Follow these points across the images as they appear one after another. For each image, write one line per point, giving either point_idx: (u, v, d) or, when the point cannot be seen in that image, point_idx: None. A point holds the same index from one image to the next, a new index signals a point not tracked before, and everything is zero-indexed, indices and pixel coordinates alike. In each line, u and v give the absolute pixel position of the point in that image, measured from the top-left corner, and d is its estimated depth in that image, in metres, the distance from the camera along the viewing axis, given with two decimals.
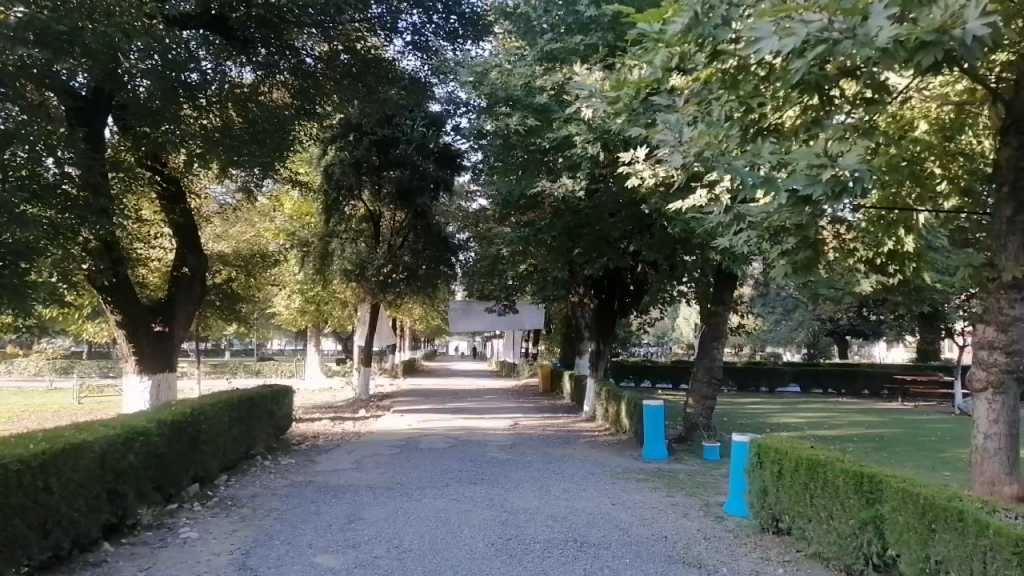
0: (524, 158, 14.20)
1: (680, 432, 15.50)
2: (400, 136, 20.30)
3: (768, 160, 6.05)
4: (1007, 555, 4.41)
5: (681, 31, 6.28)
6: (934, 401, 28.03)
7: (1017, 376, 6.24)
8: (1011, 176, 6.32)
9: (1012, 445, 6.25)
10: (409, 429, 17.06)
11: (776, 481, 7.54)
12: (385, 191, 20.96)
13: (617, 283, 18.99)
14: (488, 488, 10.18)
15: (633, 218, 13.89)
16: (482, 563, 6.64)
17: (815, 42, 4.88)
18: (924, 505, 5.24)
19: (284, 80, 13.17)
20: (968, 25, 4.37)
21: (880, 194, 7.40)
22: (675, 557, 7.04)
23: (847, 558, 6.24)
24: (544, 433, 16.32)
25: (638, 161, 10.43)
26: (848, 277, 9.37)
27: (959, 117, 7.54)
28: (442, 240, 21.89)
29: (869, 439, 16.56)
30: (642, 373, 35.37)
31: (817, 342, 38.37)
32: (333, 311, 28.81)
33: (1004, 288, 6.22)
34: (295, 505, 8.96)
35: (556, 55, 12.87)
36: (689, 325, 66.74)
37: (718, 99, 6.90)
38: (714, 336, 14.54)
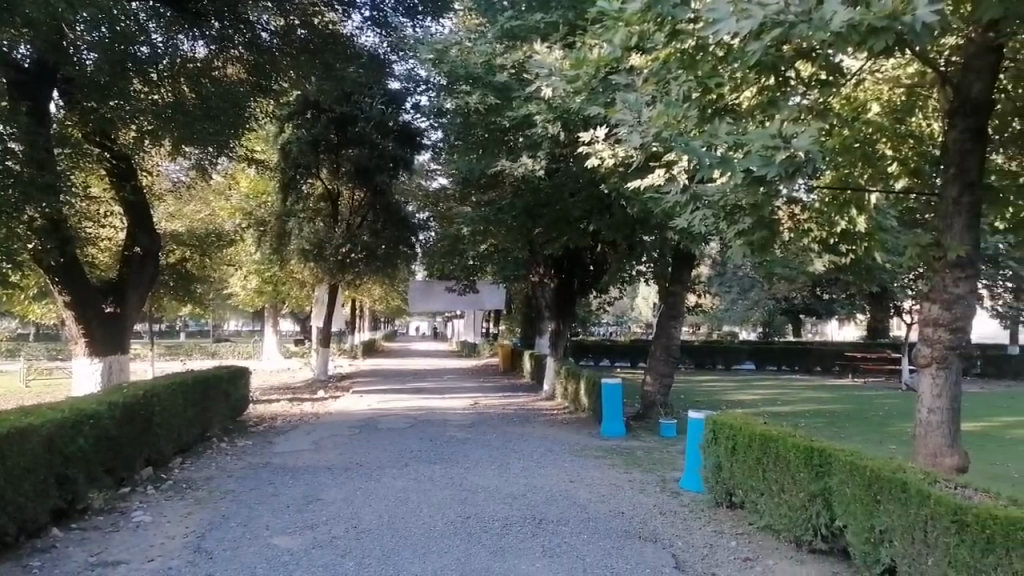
0: (485, 137, 14.16)
1: (638, 410, 15.75)
2: (359, 113, 20.05)
3: (724, 140, 6.07)
4: (946, 523, 4.52)
5: (640, 11, 6.06)
6: (882, 377, 28.88)
7: (960, 352, 6.45)
8: (957, 158, 6.44)
9: (952, 419, 6.47)
10: (368, 409, 17.03)
11: (730, 456, 7.72)
12: (343, 169, 20.53)
13: (576, 262, 19.21)
14: (448, 467, 10.21)
15: (593, 197, 13.85)
16: (439, 542, 6.67)
17: (771, 25, 4.92)
18: (871, 477, 5.40)
19: (239, 55, 12.67)
20: (918, 12, 4.43)
21: (834, 174, 7.57)
22: (631, 532, 7.17)
23: (796, 530, 6.44)
24: (504, 412, 16.44)
25: (598, 142, 10.46)
26: (802, 256, 9.57)
27: (910, 99, 7.71)
28: (402, 219, 21.77)
29: (822, 415, 16.98)
30: (601, 352, 35.86)
31: (773, 322, 39.13)
32: (291, 291, 28.51)
33: (949, 267, 6.38)
34: (251, 487, 8.86)
35: (517, 33, 12.76)
36: (648, 303, 67.62)
37: (676, 78, 6.83)
38: (672, 314, 14.74)
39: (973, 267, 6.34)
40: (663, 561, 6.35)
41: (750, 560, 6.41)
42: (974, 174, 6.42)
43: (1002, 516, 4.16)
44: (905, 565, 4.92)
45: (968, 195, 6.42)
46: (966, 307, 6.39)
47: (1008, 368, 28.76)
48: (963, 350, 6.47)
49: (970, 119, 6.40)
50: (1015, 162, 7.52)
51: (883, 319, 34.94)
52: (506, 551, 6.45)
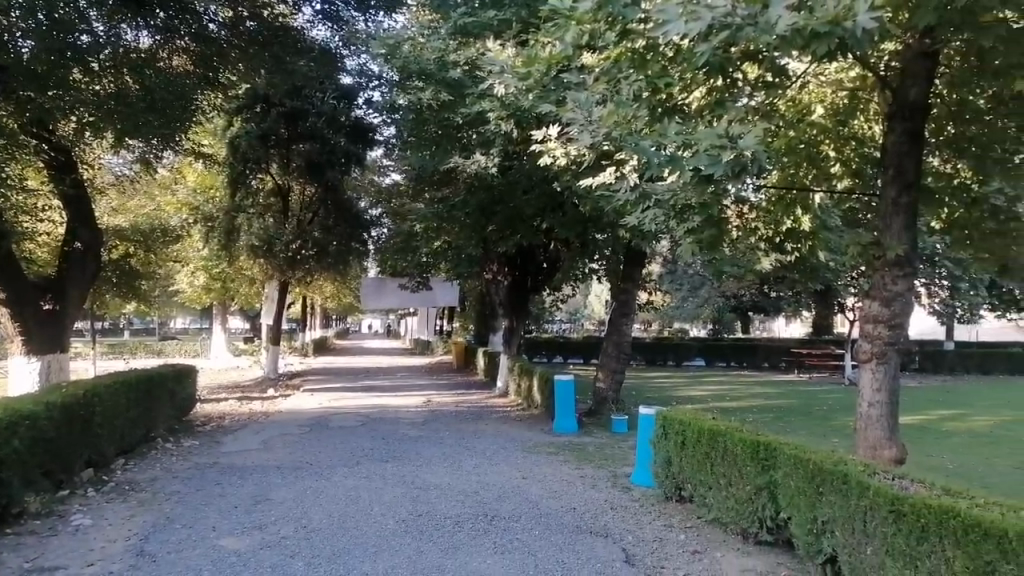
0: (438, 133, 14.07)
1: (590, 406, 15.88)
2: (309, 107, 19.64)
3: (673, 139, 6.16)
4: (884, 513, 4.67)
5: (592, 10, 6.11)
6: (826, 373, 29.66)
7: (898, 347, 6.66)
8: (895, 160, 6.67)
9: (891, 413, 6.68)
10: (319, 407, 16.81)
11: (679, 451, 7.85)
12: (294, 164, 20.37)
13: (530, 260, 19.25)
14: (399, 465, 10.16)
15: (546, 195, 13.93)
16: (391, 540, 6.63)
17: (719, 27, 5.00)
18: (813, 470, 5.55)
19: (184, 47, 12.18)
20: (858, 18, 4.53)
21: (781, 174, 7.88)
22: (583, 527, 7.23)
23: (743, 522, 6.59)
24: (457, 410, 16.42)
25: (551, 140, 10.48)
26: (749, 254, 9.76)
27: (853, 102, 7.82)
28: (354, 215, 21.58)
29: (769, 410, 17.36)
30: (554, 349, 36.07)
31: (722, 319, 39.80)
32: (240, 287, 27.97)
33: (888, 265, 6.58)
34: (197, 488, 8.67)
35: (471, 30, 12.94)
36: (601, 300, 68.27)
37: (626, 78, 6.80)
38: (623, 312, 14.89)
39: (911, 265, 6.55)
40: (614, 555, 6.42)
41: (698, 552, 6.53)
42: (912, 175, 6.65)
43: (936, 505, 4.31)
44: (845, 555, 5.07)
45: (906, 196, 6.64)
46: (904, 304, 6.60)
47: (944, 363, 29.82)
48: (901, 346, 6.69)
49: (907, 122, 6.62)
50: (950, 164, 7.81)
51: (827, 316, 35.85)
52: (457, 548, 6.44)
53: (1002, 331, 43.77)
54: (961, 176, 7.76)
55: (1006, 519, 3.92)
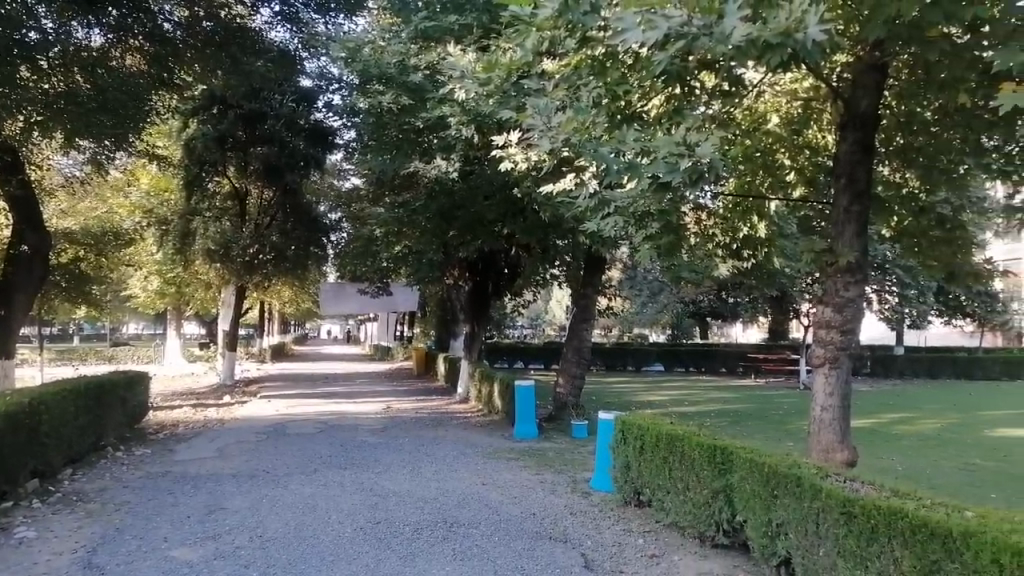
0: (398, 137, 14.01)
1: (550, 411, 15.94)
2: (268, 110, 19.38)
3: (632, 146, 6.22)
4: (836, 515, 4.75)
5: (551, 17, 6.14)
6: (781, 377, 30.20)
7: (850, 352, 6.82)
8: (848, 169, 6.82)
9: (843, 416, 6.81)
10: (276, 414, 16.56)
11: (638, 456, 7.91)
12: (252, 167, 20.00)
13: (491, 266, 19.22)
14: (357, 472, 10.03)
15: (507, 200, 13.94)
16: (348, 549, 6.54)
17: (675, 37, 5.07)
18: (768, 473, 5.63)
19: (137, 45, 11.90)
20: (808, 30, 4.64)
21: (737, 181, 8.04)
22: (543, 533, 7.23)
23: (700, 526, 6.65)
24: (417, 416, 16.33)
25: (511, 145, 10.49)
26: (707, 260, 9.90)
27: (806, 112, 8.02)
28: (312, 219, 21.31)
29: (726, 413, 17.61)
30: (515, 354, 36.08)
31: (680, 325, 40.23)
32: (195, 293, 27.43)
33: (839, 272, 6.73)
34: (149, 498, 8.45)
35: (431, 34, 13.10)
36: (561, 305, 68.66)
37: (586, 85, 6.89)
38: (583, 317, 14.97)
39: (861, 272, 6.72)
40: (572, 560, 6.43)
41: (656, 557, 6.58)
42: (863, 184, 6.81)
43: (885, 507, 4.40)
44: (798, 557, 5.16)
45: (858, 204, 6.80)
46: (856, 309, 6.76)
47: (894, 368, 30.61)
48: (852, 351, 6.84)
49: (859, 132, 6.77)
50: (899, 173, 8.03)
51: (782, 322, 36.53)
52: (416, 556, 6.38)
53: (948, 336, 45.09)
54: (909, 185, 8.00)
55: (951, 519, 4.02)
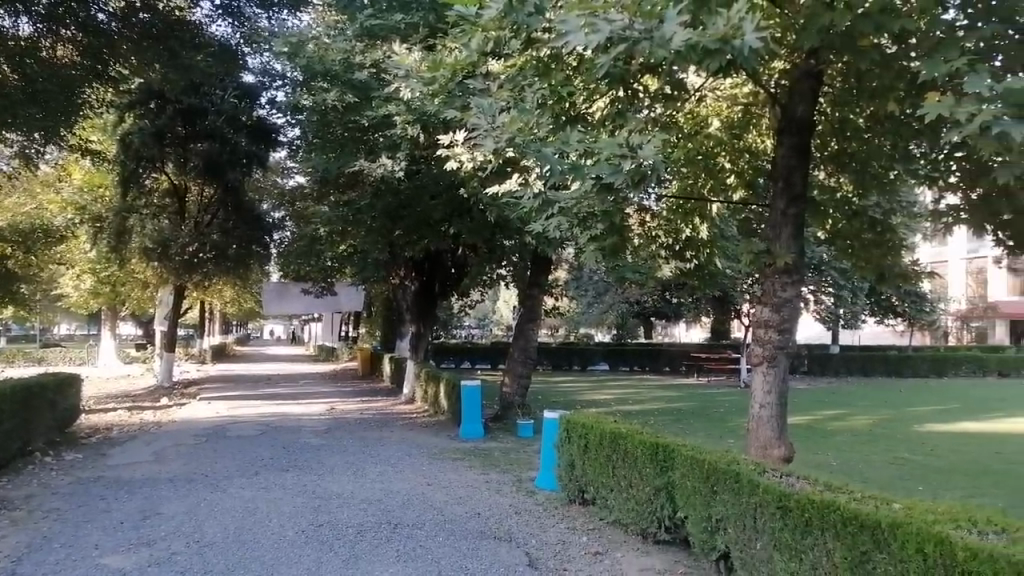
0: (342, 135, 13.92)
1: (496, 411, 15.97)
2: (208, 106, 18.92)
3: (575, 147, 6.27)
4: (772, 509, 4.87)
5: (495, 18, 6.18)
6: (722, 376, 30.88)
7: (787, 351, 7.00)
8: (784, 173, 7.01)
9: (779, 413, 6.99)
10: (216, 416, 16.17)
11: (582, 455, 7.98)
12: (191, 164, 19.21)
13: (437, 266, 19.14)
14: (300, 474, 9.87)
15: (454, 199, 13.91)
16: (289, 552, 6.43)
17: (617, 40, 5.14)
18: (708, 470, 5.75)
19: (71, 36, 11.35)
20: (745, 36, 4.76)
21: (680, 184, 8.22)
22: (487, 533, 7.24)
23: (643, 523, 6.75)
24: (362, 417, 16.19)
25: (457, 144, 10.48)
26: (650, 262, 10.07)
27: (747, 116, 8.24)
28: (254, 217, 20.89)
29: (669, 412, 17.92)
30: (462, 354, 36.00)
31: (625, 326, 40.73)
32: (131, 292, 26.61)
33: (777, 273, 6.91)
34: (80, 504, 8.17)
35: (376, 31, 13.03)
36: (508, 306, 68.84)
37: (531, 85, 7.00)
38: (530, 317, 15.03)
39: (798, 273, 6.91)
40: (516, 559, 6.45)
41: (600, 554, 6.65)
42: (799, 188, 7.01)
43: (818, 500, 4.54)
44: (736, 551, 5.28)
45: (794, 207, 7.00)
46: (792, 309, 6.96)
47: (829, 366, 31.53)
48: (789, 350, 7.03)
49: (795, 137, 6.95)
50: (834, 178, 8.31)
51: (723, 322, 37.27)
52: (359, 558, 6.32)
53: (880, 335, 46.75)
54: (843, 190, 8.28)
55: (879, 511, 4.17)
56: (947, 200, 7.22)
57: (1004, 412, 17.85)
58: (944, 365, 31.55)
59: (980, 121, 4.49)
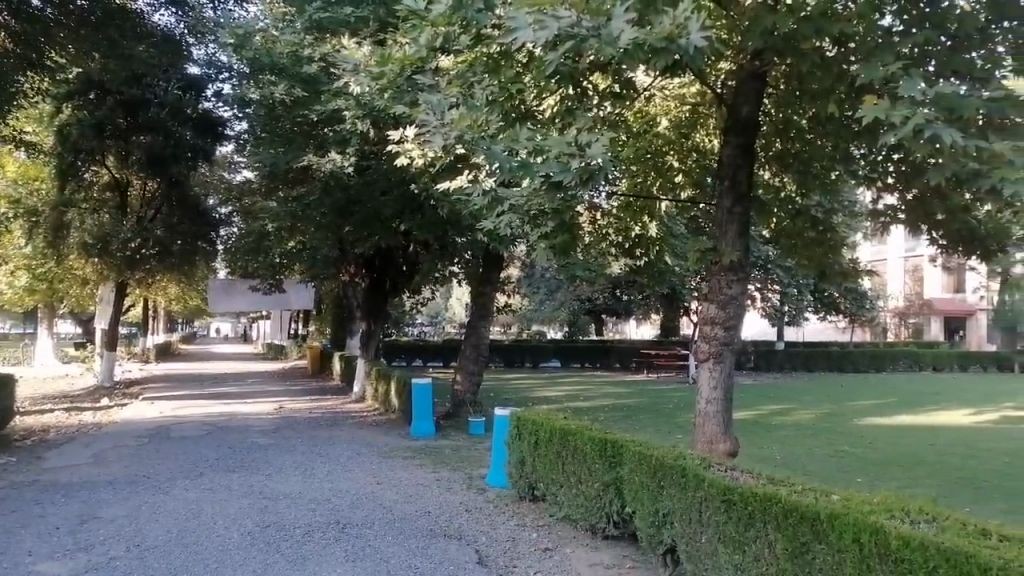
0: (291, 130, 13.79)
1: (448, 409, 15.91)
2: (151, 97, 18.27)
3: (524, 144, 6.27)
4: (718, 503, 4.95)
5: (444, 14, 6.16)
6: (671, 372, 31.33)
7: (732, 348, 7.13)
8: (730, 171, 7.12)
9: (725, 409, 7.11)
10: (159, 417, 15.74)
11: (532, 451, 8.00)
12: (133, 157, 18.75)
13: (389, 262, 18.96)
14: (246, 475, 9.69)
15: (405, 195, 13.79)
16: (234, 555, 6.31)
17: (565, 37, 5.16)
18: (655, 466, 5.81)
19: (2, 22, 10.91)
20: (690, 36, 4.84)
21: (629, 182, 8.33)
22: (437, 531, 7.21)
23: (591, 519, 6.81)
24: (311, 415, 15.96)
25: (407, 140, 10.41)
26: (600, 259, 10.16)
27: (694, 116, 8.37)
28: (200, 213, 20.60)
29: (619, 408, 18.10)
30: (413, 352, 35.80)
31: (577, 323, 41.00)
32: (70, 289, 25.74)
33: (722, 270, 7.05)
34: (13, 509, 7.87)
35: (325, 25, 12.79)
36: (461, 303, 68.77)
37: (480, 82, 7.02)
38: (482, 314, 15.02)
39: (743, 270, 7.06)
40: (466, 557, 6.43)
41: (549, 550, 6.69)
42: (744, 187, 7.14)
43: (761, 494, 4.63)
44: (683, 544, 5.35)
45: (740, 206, 7.13)
46: (737, 306, 7.10)
47: (775, 362, 32.18)
48: (735, 346, 7.17)
49: (741, 137, 7.08)
50: (778, 178, 8.50)
51: (672, 319, 37.77)
52: (306, 559, 6.23)
53: (824, 331, 48.01)
54: (787, 189, 8.48)
55: (818, 503, 4.28)
56: (886, 200, 7.51)
57: (937, 405, 18.52)
58: (883, 361, 32.58)
59: (914, 124, 4.65)
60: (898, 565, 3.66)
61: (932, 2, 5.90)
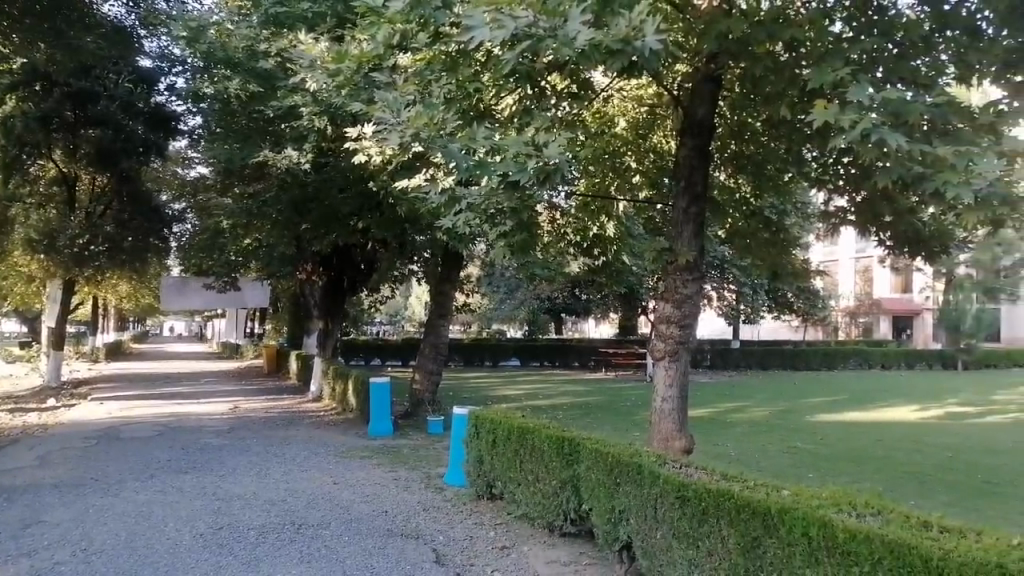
0: (247, 125, 13.71)
1: (406, 407, 15.82)
2: (101, 90, 17.66)
3: (481, 144, 6.24)
4: (671, 500, 5.02)
5: (402, 11, 6.14)
6: (629, 371, 31.58)
7: (687, 347, 7.23)
8: (686, 172, 7.22)
9: (681, 407, 7.21)
10: (109, 418, 15.35)
11: (490, 450, 8.00)
12: (81, 151, 18.34)
13: (346, 260, 18.75)
14: (199, 476, 9.50)
15: (363, 193, 13.66)
16: (187, 557, 6.20)
17: (522, 37, 5.15)
18: (612, 463, 5.86)
19: None
20: (645, 38, 4.92)
21: (587, 183, 8.49)
22: (395, 531, 7.17)
23: (549, 516, 6.85)
24: (267, 415, 15.72)
25: (364, 137, 10.33)
26: (559, 258, 10.22)
27: (652, 117, 8.48)
28: (152, 209, 20.16)
29: (577, 406, 18.20)
30: (372, 351, 35.53)
31: (537, 322, 41.13)
32: (15, 285, 24.95)
33: (678, 270, 7.14)
34: None
35: (282, 20, 12.60)
36: (421, 301, 68.47)
37: (438, 80, 7.01)
38: (440, 313, 14.96)
39: (698, 270, 7.17)
40: (423, 556, 6.42)
41: (507, 548, 6.70)
42: (700, 188, 7.24)
43: (715, 490, 4.70)
44: (638, 541, 5.41)
45: (695, 206, 7.23)
46: (693, 306, 7.20)
47: (730, 360, 32.68)
48: (690, 345, 7.27)
49: (697, 139, 7.18)
50: (733, 179, 8.65)
51: (631, 318, 38.10)
52: (260, 561, 6.15)
53: (778, 330, 48.95)
54: (741, 190, 8.64)
55: (770, 499, 4.37)
56: (836, 202, 7.72)
57: (886, 402, 19.00)
58: (834, 359, 33.32)
59: (862, 128, 4.76)
60: (845, 558, 3.76)
61: (880, 10, 6.12)
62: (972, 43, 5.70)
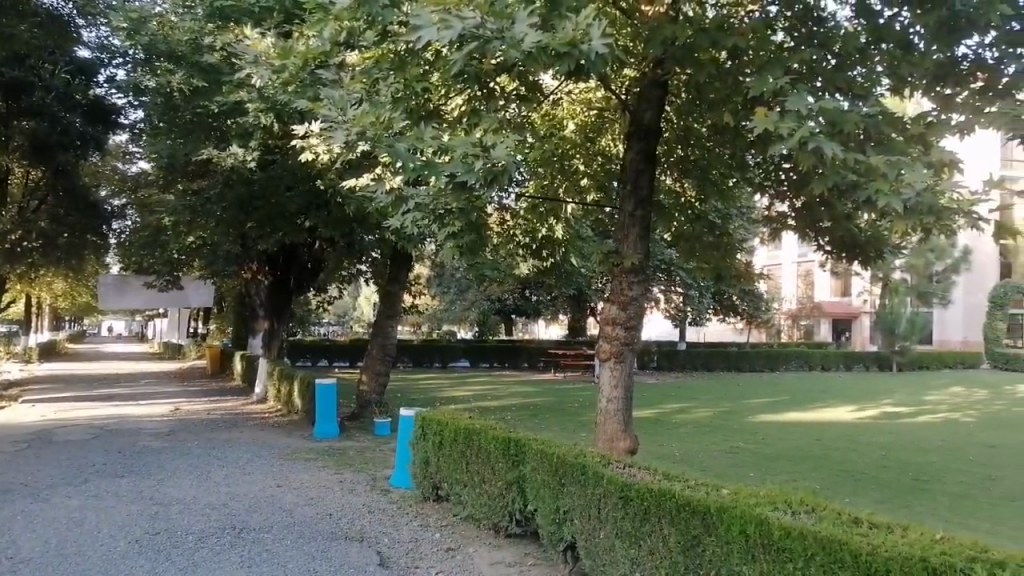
0: (191, 120, 13.39)
1: (353, 409, 15.63)
2: (37, 81, 16.37)
3: (428, 143, 6.18)
4: (614, 499, 5.07)
5: (350, 8, 6.07)
6: (577, 372, 31.76)
7: (633, 348, 7.31)
8: (633, 176, 7.31)
9: (626, 407, 7.29)
10: (41, 420, 14.81)
11: (437, 451, 7.97)
12: (14, 142, 17.34)
13: (293, 260, 18.47)
14: (136, 480, 9.24)
15: (311, 191, 13.48)
16: (120, 564, 6.01)
17: (469, 38, 5.08)
18: (556, 464, 5.89)
19: None
20: (592, 42, 4.96)
21: (536, 184, 8.53)
22: (338, 534, 7.08)
23: (495, 517, 6.85)
24: (209, 417, 15.37)
25: (311, 134, 10.17)
26: (507, 259, 10.24)
27: (599, 121, 8.57)
28: (90, 204, 19.43)
29: (525, 407, 18.19)
30: (319, 352, 35.01)
31: (487, 324, 41.05)
32: None
33: (624, 272, 7.23)
34: None
35: (228, 14, 12.35)
36: (370, 302, 67.55)
37: (385, 79, 6.95)
38: (389, 314, 14.82)
39: (644, 272, 7.26)
40: (367, 559, 6.35)
41: (452, 550, 6.68)
42: (645, 191, 7.33)
43: (656, 490, 4.77)
44: (582, 541, 5.44)
45: (641, 210, 7.32)
46: (638, 307, 7.28)
47: (677, 362, 33.11)
48: (635, 347, 7.35)
49: (643, 142, 7.27)
50: (679, 183, 8.81)
51: (580, 320, 38.32)
52: (198, 567, 5.99)
53: (724, 333, 49.84)
54: (686, 195, 8.81)
55: (709, 497, 4.45)
56: (778, 207, 7.92)
57: (824, 403, 19.47)
58: (776, 361, 34.06)
59: (800, 136, 4.86)
60: (780, 555, 3.86)
61: (820, 22, 6.39)
62: (904, 56, 5.92)
